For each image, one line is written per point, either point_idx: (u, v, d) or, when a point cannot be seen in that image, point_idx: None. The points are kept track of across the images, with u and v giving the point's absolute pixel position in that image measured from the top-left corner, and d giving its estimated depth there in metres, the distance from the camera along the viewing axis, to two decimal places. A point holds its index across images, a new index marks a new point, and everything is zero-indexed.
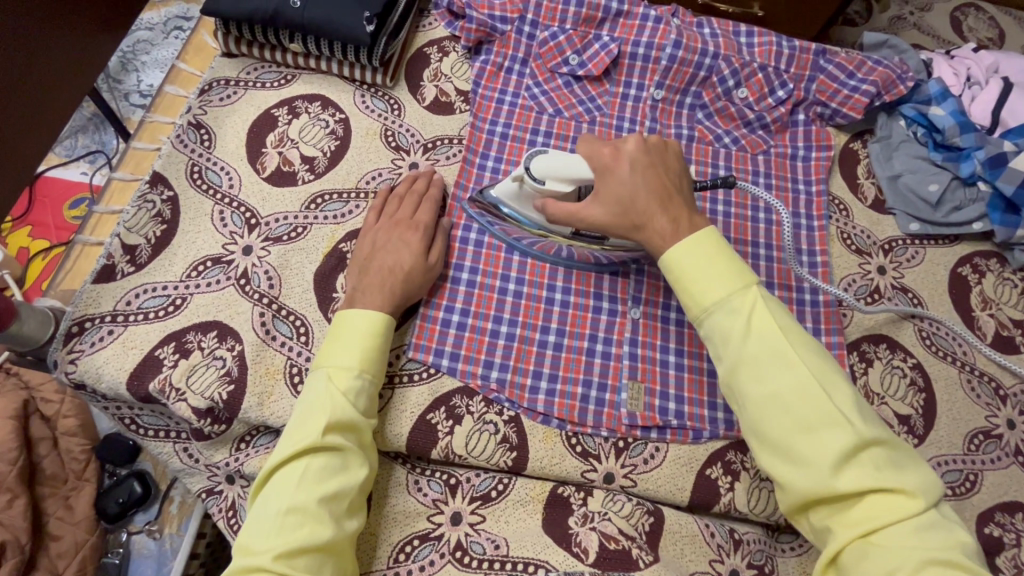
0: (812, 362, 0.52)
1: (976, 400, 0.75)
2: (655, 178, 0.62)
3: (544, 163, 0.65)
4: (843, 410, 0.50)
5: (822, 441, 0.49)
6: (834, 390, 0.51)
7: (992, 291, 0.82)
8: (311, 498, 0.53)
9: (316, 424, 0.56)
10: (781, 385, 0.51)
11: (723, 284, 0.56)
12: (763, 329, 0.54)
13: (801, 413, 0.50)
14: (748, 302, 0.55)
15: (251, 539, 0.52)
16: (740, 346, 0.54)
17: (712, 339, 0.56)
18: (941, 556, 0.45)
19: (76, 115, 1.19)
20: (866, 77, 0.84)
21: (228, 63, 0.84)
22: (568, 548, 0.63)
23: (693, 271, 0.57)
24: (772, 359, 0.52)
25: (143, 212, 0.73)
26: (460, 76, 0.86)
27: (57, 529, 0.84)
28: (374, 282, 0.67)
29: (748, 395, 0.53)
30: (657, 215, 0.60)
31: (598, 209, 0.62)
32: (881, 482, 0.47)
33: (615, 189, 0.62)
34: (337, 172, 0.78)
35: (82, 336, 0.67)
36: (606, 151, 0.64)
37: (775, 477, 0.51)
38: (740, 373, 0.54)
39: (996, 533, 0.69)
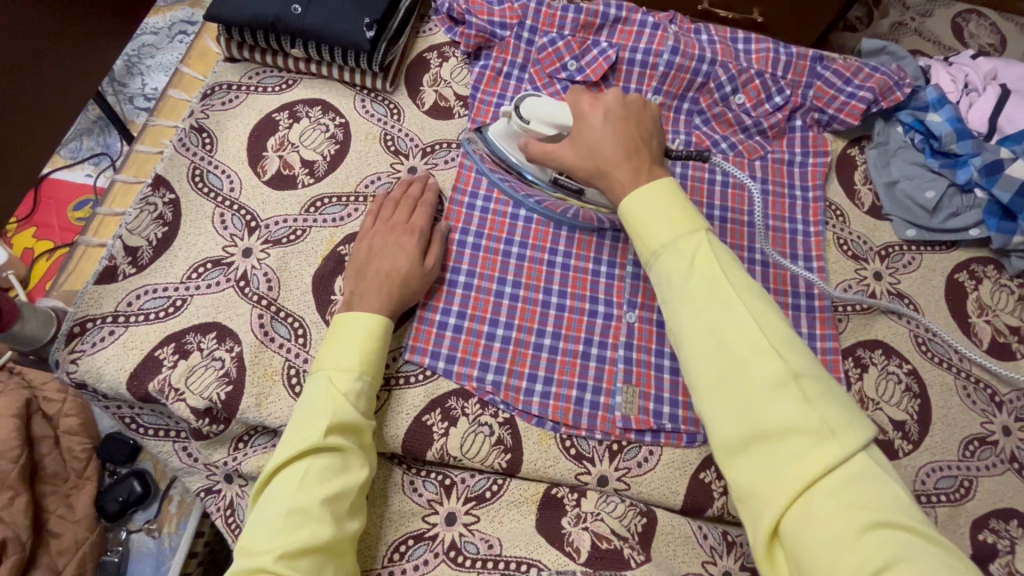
0: (755, 302, 0.50)
1: (971, 406, 0.76)
2: (624, 128, 0.62)
3: (533, 104, 0.67)
4: (779, 346, 0.47)
5: (752, 377, 0.46)
6: (773, 330, 0.48)
7: (988, 298, 0.82)
8: (314, 499, 0.54)
9: (318, 426, 0.57)
10: (719, 322, 0.49)
11: (670, 225, 0.55)
12: (707, 268, 0.52)
13: (735, 350, 0.47)
14: (692, 242, 0.53)
15: (253, 540, 0.52)
16: (682, 283, 0.52)
17: (656, 280, 0.55)
18: (888, 517, 0.39)
19: (81, 117, 1.21)
20: (863, 83, 0.84)
21: (230, 68, 0.85)
22: (561, 547, 0.63)
23: (647, 214, 0.56)
24: (713, 296, 0.50)
25: (145, 215, 0.74)
26: (459, 81, 0.87)
27: (57, 527, 0.85)
28: (371, 285, 0.67)
29: (687, 334, 0.51)
30: (620, 162, 0.60)
31: (570, 153, 0.64)
32: (806, 419, 0.43)
33: (588, 134, 0.63)
34: (337, 175, 0.79)
35: (83, 337, 0.68)
36: (583, 101, 0.65)
37: (706, 418, 0.48)
38: (681, 311, 0.51)
39: (990, 540, 0.69)
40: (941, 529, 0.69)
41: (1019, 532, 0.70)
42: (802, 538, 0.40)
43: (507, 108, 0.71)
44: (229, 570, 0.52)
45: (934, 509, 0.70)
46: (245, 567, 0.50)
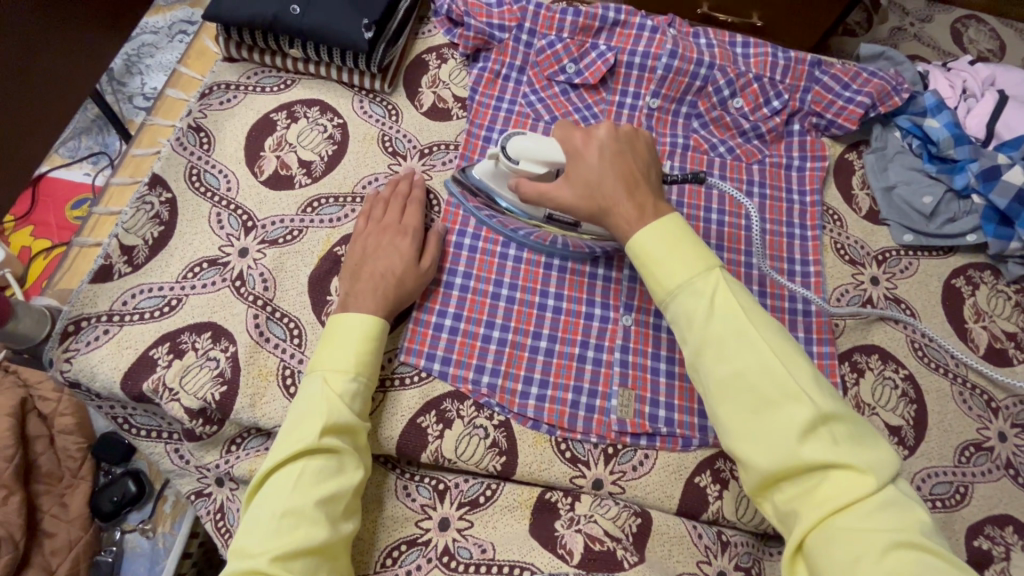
0: (775, 341, 0.51)
1: (967, 412, 0.75)
2: (623, 165, 0.62)
3: (520, 145, 0.66)
4: (804, 386, 0.49)
5: (782, 418, 0.48)
6: (796, 368, 0.50)
7: (985, 304, 0.82)
8: (308, 501, 0.54)
9: (313, 427, 0.57)
10: (743, 364, 0.50)
11: (684, 263, 0.55)
12: (726, 309, 0.53)
13: (762, 391, 0.49)
14: (710, 281, 0.54)
15: (247, 542, 0.52)
16: (704, 325, 0.52)
17: (674, 319, 0.55)
18: (906, 540, 0.42)
19: (80, 116, 1.21)
20: (861, 88, 0.84)
21: (228, 68, 0.85)
22: (554, 550, 0.63)
23: (659, 253, 0.56)
24: (734, 337, 0.51)
25: (141, 213, 0.74)
26: (457, 83, 0.87)
27: (52, 526, 0.85)
28: (367, 286, 0.67)
29: (711, 376, 0.52)
30: (622, 200, 0.60)
31: (567, 190, 0.63)
32: (839, 457, 0.45)
33: (585, 172, 0.63)
34: (334, 176, 0.79)
35: (78, 335, 0.67)
36: (576, 138, 0.65)
37: (737, 458, 0.50)
38: (704, 354, 0.52)
39: (985, 546, 0.69)
40: None
41: (1014, 539, 0.69)
42: (832, 558, 0.43)
43: (493, 149, 0.69)
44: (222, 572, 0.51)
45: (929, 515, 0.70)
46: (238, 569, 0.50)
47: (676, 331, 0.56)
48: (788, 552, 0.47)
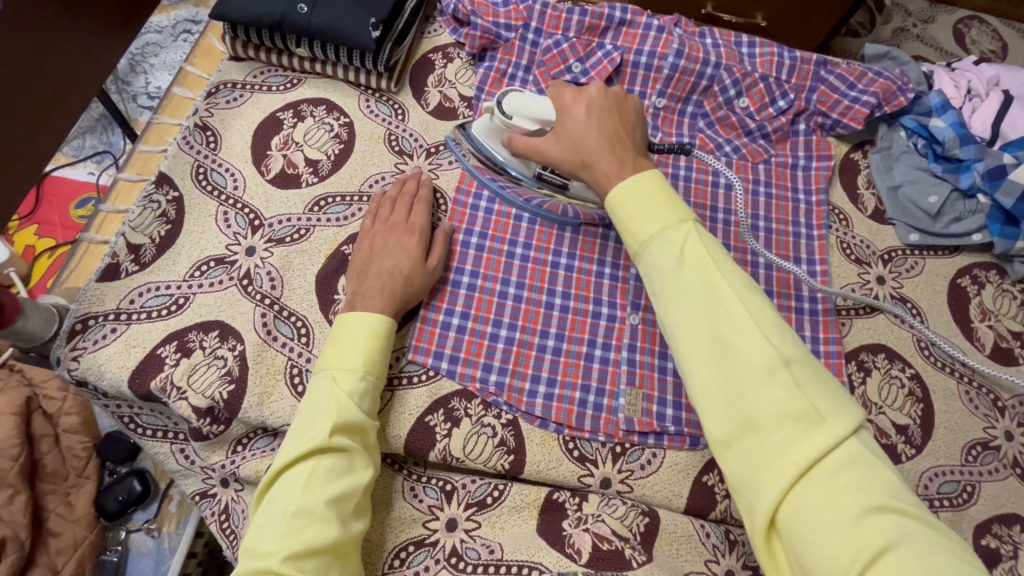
0: (746, 293, 0.50)
1: (973, 411, 0.76)
2: (609, 123, 0.62)
3: (516, 101, 0.68)
4: (770, 335, 0.47)
5: (744, 366, 0.46)
6: (764, 317, 0.49)
7: (991, 303, 0.82)
8: (320, 500, 0.54)
9: (322, 426, 0.57)
10: (709, 312, 0.49)
11: (660, 216, 0.55)
12: (696, 259, 0.52)
13: (727, 340, 0.48)
14: (681, 233, 0.54)
15: (259, 543, 0.52)
16: (673, 274, 0.52)
17: (646, 272, 0.55)
18: (879, 501, 0.40)
19: (85, 115, 1.21)
20: (866, 88, 0.84)
21: (235, 67, 0.85)
22: (562, 549, 0.63)
23: (638, 208, 0.56)
24: (703, 285, 0.50)
25: (148, 212, 0.74)
26: (464, 82, 0.87)
27: (58, 526, 0.85)
28: (374, 285, 0.67)
29: (677, 326, 0.51)
30: (604, 156, 0.60)
31: (556, 146, 0.64)
32: (799, 406, 0.44)
33: (573, 128, 0.63)
34: (341, 175, 0.79)
35: (85, 334, 0.67)
36: (566, 93, 0.65)
37: (699, 409, 0.48)
38: (672, 305, 0.51)
39: (993, 544, 0.69)
40: None
41: (1022, 538, 0.70)
42: (802, 524, 0.40)
43: (492, 104, 0.72)
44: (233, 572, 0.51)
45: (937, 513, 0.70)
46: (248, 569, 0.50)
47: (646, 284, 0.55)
48: (760, 528, 0.43)
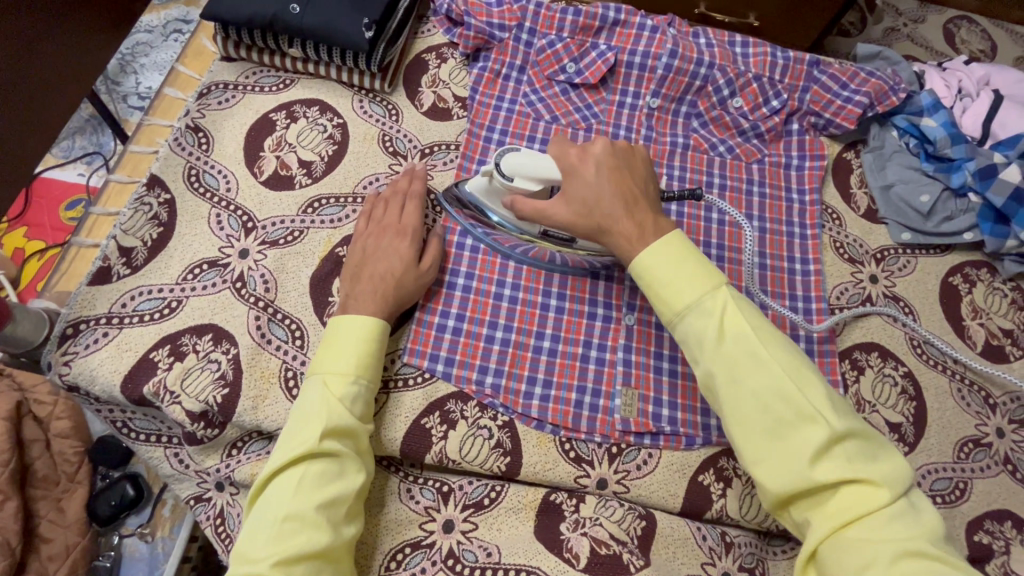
0: (785, 361, 0.51)
1: (965, 409, 0.76)
2: (620, 181, 0.62)
3: (515, 161, 0.66)
4: (817, 404, 0.49)
5: (798, 441, 0.48)
6: (806, 385, 0.50)
7: (982, 301, 0.83)
8: (309, 505, 0.53)
9: (312, 431, 0.56)
10: (755, 386, 0.51)
11: (692, 282, 0.55)
12: (737, 331, 0.53)
13: (777, 416, 0.49)
14: (718, 301, 0.54)
15: (249, 548, 0.52)
16: (715, 347, 0.53)
17: (684, 343, 0.55)
18: (916, 547, 0.43)
19: (74, 116, 1.19)
20: (859, 88, 0.85)
21: (227, 67, 0.84)
22: (559, 554, 0.63)
23: (660, 276, 0.56)
24: (747, 359, 0.52)
25: (139, 214, 0.73)
26: (457, 83, 0.87)
27: (49, 531, 0.84)
28: (367, 288, 0.67)
29: (724, 400, 0.52)
30: (621, 218, 0.60)
31: (564, 209, 0.63)
32: (854, 474, 0.46)
33: (583, 190, 0.62)
34: (335, 176, 0.78)
35: (76, 338, 0.66)
36: (573, 155, 0.64)
37: (753, 479, 0.50)
38: (718, 381, 0.52)
39: (985, 540, 0.70)
40: None
41: (1013, 534, 0.70)
42: (846, 571, 0.45)
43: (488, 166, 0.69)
44: None
45: None
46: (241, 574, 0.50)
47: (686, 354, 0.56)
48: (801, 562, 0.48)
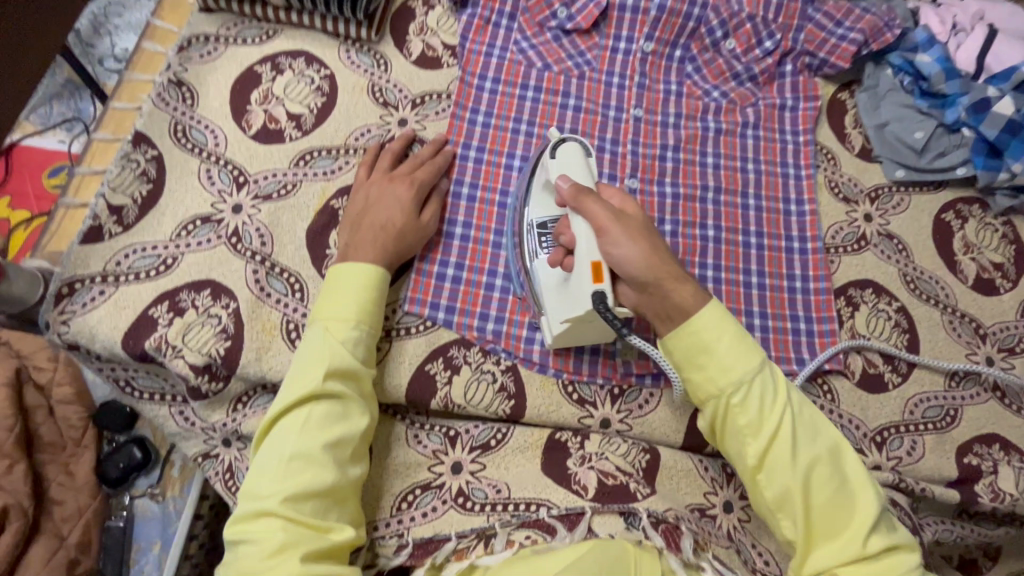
0: (830, 435, 0.57)
1: (956, 340, 0.78)
2: (663, 243, 0.60)
3: (569, 152, 0.64)
4: (858, 479, 0.56)
5: (851, 511, 0.54)
6: (848, 462, 0.56)
7: (974, 237, 0.84)
8: (315, 444, 0.54)
9: (315, 373, 0.57)
10: (813, 454, 0.55)
11: (753, 353, 0.58)
12: (796, 404, 0.57)
13: (832, 487, 0.55)
14: (775, 375, 0.58)
15: (258, 485, 0.53)
16: (781, 416, 0.56)
17: (738, 408, 0.56)
18: None
19: (49, 81, 1.15)
20: (854, 25, 0.84)
21: (206, 19, 0.81)
22: (568, 486, 0.65)
23: (719, 348, 0.57)
24: (805, 430, 0.56)
25: (127, 172, 0.71)
26: (446, 30, 0.85)
27: (59, 494, 0.84)
28: (367, 236, 0.66)
29: (784, 466, 0.55)
30: (678, 281, 0.58)
31: (631, 245, 0.58)
32: (895, 542, 0.54)
33: (641, 236, 0.59)
34: (325, 128, 0.77)
35: (72, 298, 0.66)
36: (630, 204, 0.62)
37: (801, 540, 0.54)
38: (781, 447, 0.55)
39: (974, 462, 0.73)
40: (929, 455, 0.72)
41: (1000, 455, 0.74)
42: None
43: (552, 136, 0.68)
44: (234, 512, 0.53)
45: (921, 436, 0.73)
46: (251, 510, 0.52)
47: (736, 420, 0.57)
48: None
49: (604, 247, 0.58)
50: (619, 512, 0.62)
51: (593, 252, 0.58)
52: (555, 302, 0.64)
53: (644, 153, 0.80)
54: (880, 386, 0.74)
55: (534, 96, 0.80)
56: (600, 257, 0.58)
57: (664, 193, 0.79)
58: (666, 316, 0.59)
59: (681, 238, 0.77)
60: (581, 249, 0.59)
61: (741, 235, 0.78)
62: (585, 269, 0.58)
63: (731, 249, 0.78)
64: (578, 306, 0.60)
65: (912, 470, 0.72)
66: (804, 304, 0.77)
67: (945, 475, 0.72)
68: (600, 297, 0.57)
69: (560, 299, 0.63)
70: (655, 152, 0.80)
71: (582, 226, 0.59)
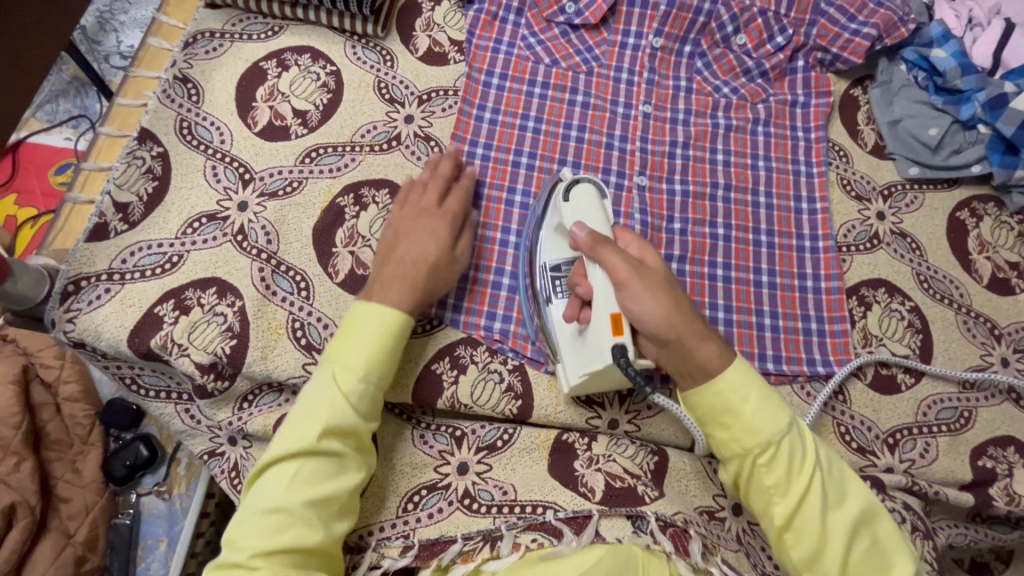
0: (860, 494, 0.55)
1: (971, 340, 0.77)
2: (683, 297, 0.59)
3: (583, 196, 0.64)
4: (889, 540, 0.54)
5: (883, 570, 0.53)
6: (879, 523, 0.55)
7: (989, 235, 0.82)
8: (298, 500, 0.53)
9: (312, 429, 0.55)
10: (843, 518, 0.53)
11: (778, 415, 0.55)
12: (823, 464, 0.55)
13: (862, 546, 0.53)
14: (803, 434, 0.56)
15: (238, 534, 0.53)
16: (807, 477, 0.54)
17: (764, 468, 0.55)
18: None
19: (55, 78, 1.15)
20: (867, 20, 0.82)
21: (212, 15, 0.81)
22: (575, 489, 0.64)
23: (746, 408, 0.55)
24: (834, 489, 0.55)
25: (133, 169, 0.71)
26: (453, 26, 0.84)
27: (67, 491, 0.84)
28: (400, 276, 0.63)
29: (814, 527, 0.53)
30: (700, 338, 0.57)
31: (651, 301, 0.56)
32: None
33: (661, 289, 0.58)
34: (331, 125, 0.76)
35: (79, 295, 0.66)
36: (648, 254, 0.61)
37: None
38: (809, 510, 0.53)
39: (989, 464, 0.72)
40: (943, 457, 0.71)
41: (1015, 457, 0.72)
42: None
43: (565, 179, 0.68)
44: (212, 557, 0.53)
45: (934, 439, 0.72)
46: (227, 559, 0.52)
47: (762, 479, 0.55)
48: None
49: (623, 300, 0.57)
50: (626, 516, 0.60)
51: (612, 304, 0.57)
52: (572, 353, 0.63)
53: (653, 150, 0.79)
54: (892, 387, 0.73)
55: (541, 93, 0.79)
56: (619, 309, 0.57)
57: (673, 190, 0.78)
58: (689, 373, 0.58)
59: (691, 236, 0.76)
60: (599, 301, 0.58)
61: (751, 234, 0.77)
62: (604, 322, 0.57)
63: (741, 248, 0.76)
64: (596, 360, 0.59)
65: (925, 472, 0.71)
66: (815, 303, 0.75)
67: (959, 477, 0.71)
68: (620, 350, 0.56)
69: (576, 352, 0.62)
70: (664, 149, 0.79)
71: (600, 278, 0.58)
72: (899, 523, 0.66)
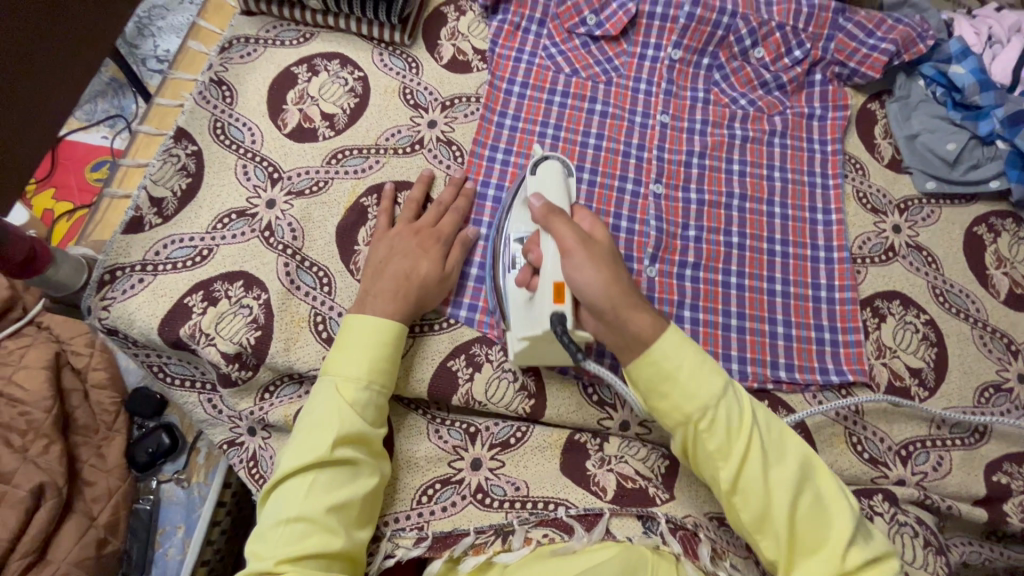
0: (796, 449, 0.56)
1: (987, 355, 0.77)
2: (626, 272, 0.60)
3: (549, 173, 0.66)
4: (830, 497, 0.54)
5: (825, 529, 0.53)
6: (818, 477, 0.55)
7: (1006, 251, 0.82)
8: (319, 509, 0.54)
9: (324, 439, 0.57)
10: (780, 473, 0.54)
11: (711, 379, 0.56)
12: (762, 427, 0.56)
13: (805, 506, 0.54)
14: (740, 398, 0.57)
15: (261, 546, 0.54)
16: (744, 435, 0.55)
17: (706, 434, 0.55)
18: None
19: (94, 80, 1.20)
20: (886, 35, 0.83)
21: (247, 22, 0.84)
22: (587, 488, 0.65)
23: (682, 375, 0.56)
24: (774, 448, 0.56)
25: (168, 165, 0.74)
26: (477, 36, 0.87)
27: (91, 476, 0.87)
28: (388, 287, 0.65)
29: (757, 487, 0.54)
30: (638, 310, 0.57)
31: (593, 271, 0.57)
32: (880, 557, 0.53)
33: (602, 261, 0.58)
34: (357, 129, 0.79)
35: (113, 285, 0.69)
36: (599, 229, 0.62)
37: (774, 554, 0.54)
38: (751, 469, 0.54)
39: (1004, 480, 0.71)
40: (957, 471, 0.71)
41: None
42: None
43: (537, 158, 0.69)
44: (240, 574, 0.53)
45: (948, 452, 0.72)
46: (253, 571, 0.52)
47: (705, 445, 0.56)
48: None
49: (567, 269, 0.58)
50: (637, 516, 0.62)
51: (557, 273, 0.59)
52: (518, 318, 0.63)
53: (670, 158, 0.80)
54: (906, 400, 0.73)
55: (561, 102, 0.81)
56: (563, 279, 0.58)
57: (688, 198, 0.79)
58: (627, 344, 0.58)
59: (705, 244, 0.77)
60: (546, 270, 0.60)
61: (765, 243, 0.78)
62: (548, 289, 0.58)
63: (755, 257, 0.77)
64: (536, 326, 0.60)
65: (938, 485, 0.71)
66: (829, 314, 0.76)
67: (973, 492, 0.71)
68: (559, 319, 0.57)
69: (522, 318, 0.63)
70: (681, 158, 0.81)
71: (550, 247, 0.60)
72: (911, 538, 0.66)
